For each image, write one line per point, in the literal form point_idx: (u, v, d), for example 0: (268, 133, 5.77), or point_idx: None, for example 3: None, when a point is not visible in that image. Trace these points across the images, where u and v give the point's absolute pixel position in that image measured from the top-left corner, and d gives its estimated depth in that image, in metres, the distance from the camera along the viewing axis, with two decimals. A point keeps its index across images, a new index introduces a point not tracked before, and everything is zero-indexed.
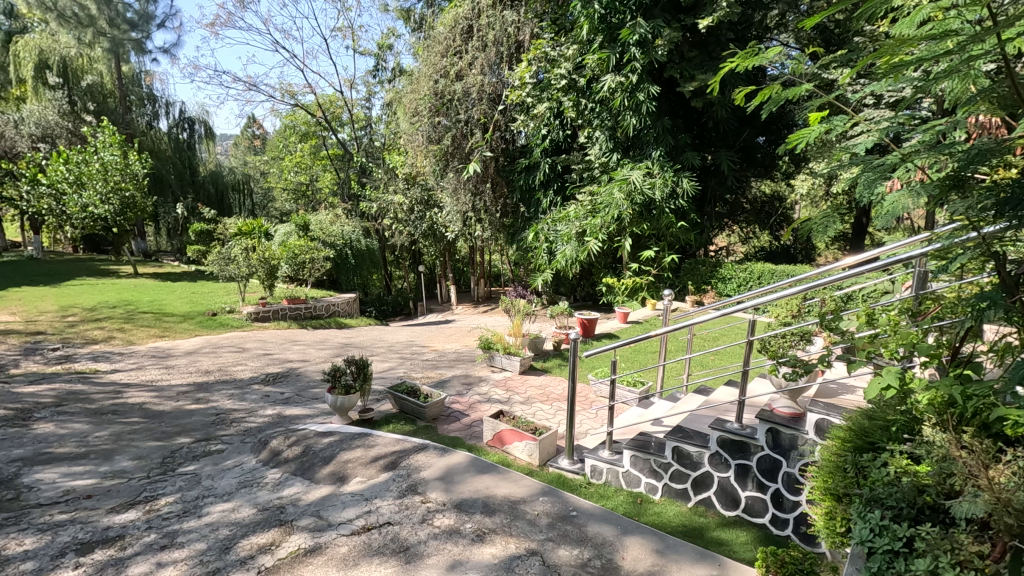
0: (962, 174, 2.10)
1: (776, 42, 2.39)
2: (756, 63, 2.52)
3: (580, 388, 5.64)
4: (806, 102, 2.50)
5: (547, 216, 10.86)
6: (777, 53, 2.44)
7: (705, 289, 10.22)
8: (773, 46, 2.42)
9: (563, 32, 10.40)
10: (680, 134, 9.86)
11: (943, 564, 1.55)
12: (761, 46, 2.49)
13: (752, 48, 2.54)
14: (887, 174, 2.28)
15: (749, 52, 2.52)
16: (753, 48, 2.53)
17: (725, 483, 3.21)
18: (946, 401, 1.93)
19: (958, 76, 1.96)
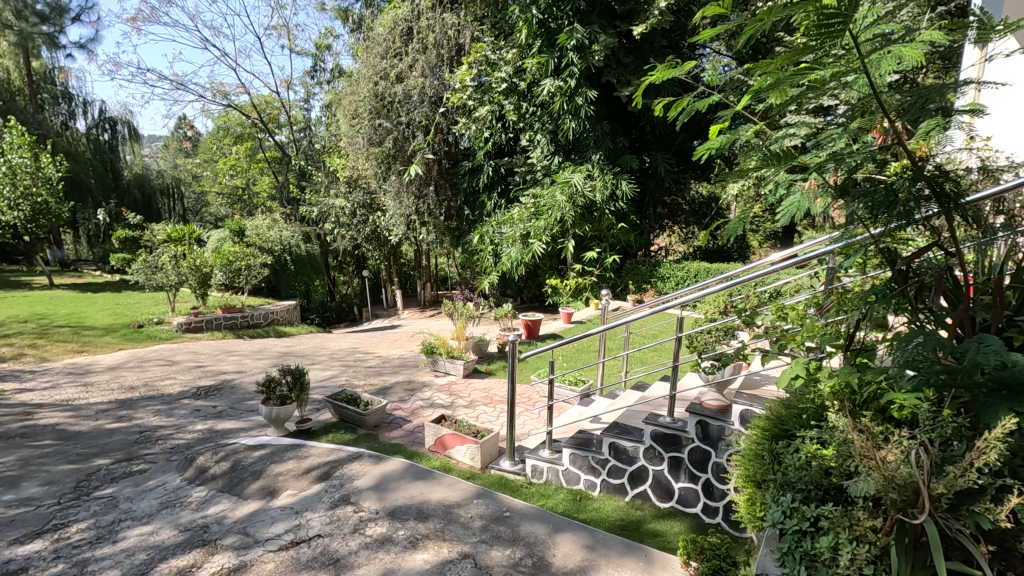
0: (851, 180, 2.28)
1: (687, 54, 2.49)
2: (671, 75, 2.61)
3: (523, 388, 5.71)
4: (718, 112, 2.61)
5: (492, 219, 10.88)
6: (688, 67, 2.56)
7: (645, 289, 10.48)
8: (684, 60, 2.53)
9: (502, 36, 10.53)
10: (618, 138, 10.13)
11: (843, 540, 1.67)
12: (674, 60, 2.58)
13: (667, 59, 2.62)
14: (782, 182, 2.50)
15: (664, 64, 2.60)
16: (667, 61, 2.63)
17: (660, 476, 3.33)
18: (845, 388, 2.08)
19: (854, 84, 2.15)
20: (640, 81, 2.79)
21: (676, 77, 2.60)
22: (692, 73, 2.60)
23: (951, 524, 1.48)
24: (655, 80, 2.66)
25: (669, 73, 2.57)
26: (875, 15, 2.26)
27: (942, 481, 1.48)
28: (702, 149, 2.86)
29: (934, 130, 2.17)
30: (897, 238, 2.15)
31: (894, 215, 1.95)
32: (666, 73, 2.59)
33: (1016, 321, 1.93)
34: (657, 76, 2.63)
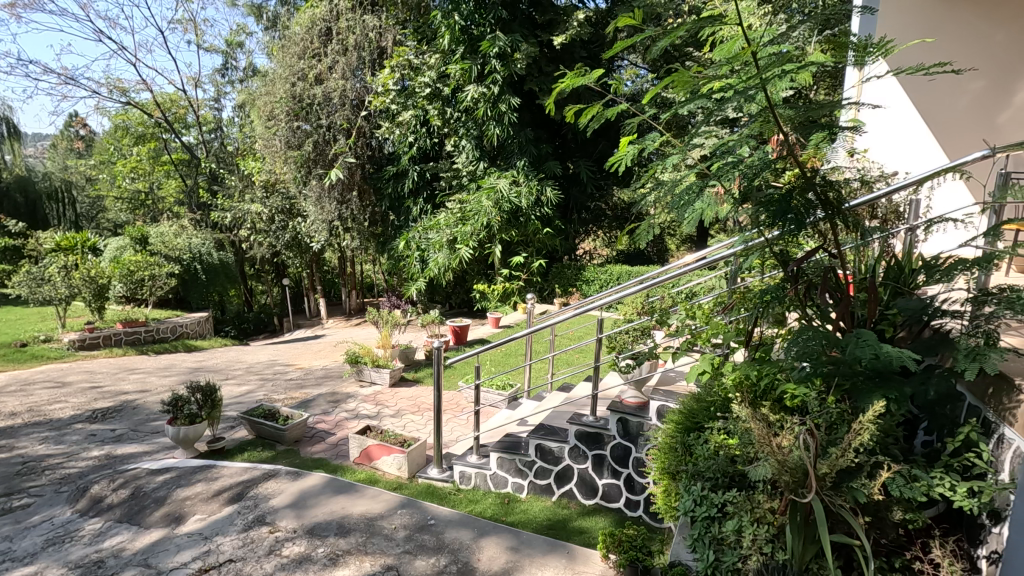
0: (749, 187, 2.45)
1: (597, 62, 2.59)
2: (581, 83, 2.70)
3: (450, 395, 5.68)
4: (627, 121, 2.72)
5: (418, 224, 10.76)
6: (597, 75, 2.65)
7: (571, 292, 10.70)
8: (594, 68, 2.63)
9: (425, 40, 10.50)
10: (542, 145, 10.33)
11: (745, 523, 1.80)
12: (583, 69, 2.68)
13: (578, 68, 2.71)
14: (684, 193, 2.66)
15: (575, 72, 2.69)
16: (577, 70, 2.72)
17: (584, 473, 3.42)
18: (746, 381, 2.23)
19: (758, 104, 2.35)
20: (552, 87, 2.86)
21: (586, 85, 2.69)
22: (601, 82, 2.70)
23: (834, 500, 1.63)
24: (566, 86, 2.74)
25: (578, 80, 2.66)
26: (773, 34, 2.44)
27: (826, 462, 1.64)
28: (612, 157, 2.97)
29: (824, 141, 2.41)
30: (789, 242, 2.35)
31: (787, 221, 2.12)
32: (575, 80, 2.68)
33: (887, 315, 2.17)
34: (567, 83, 2.71)
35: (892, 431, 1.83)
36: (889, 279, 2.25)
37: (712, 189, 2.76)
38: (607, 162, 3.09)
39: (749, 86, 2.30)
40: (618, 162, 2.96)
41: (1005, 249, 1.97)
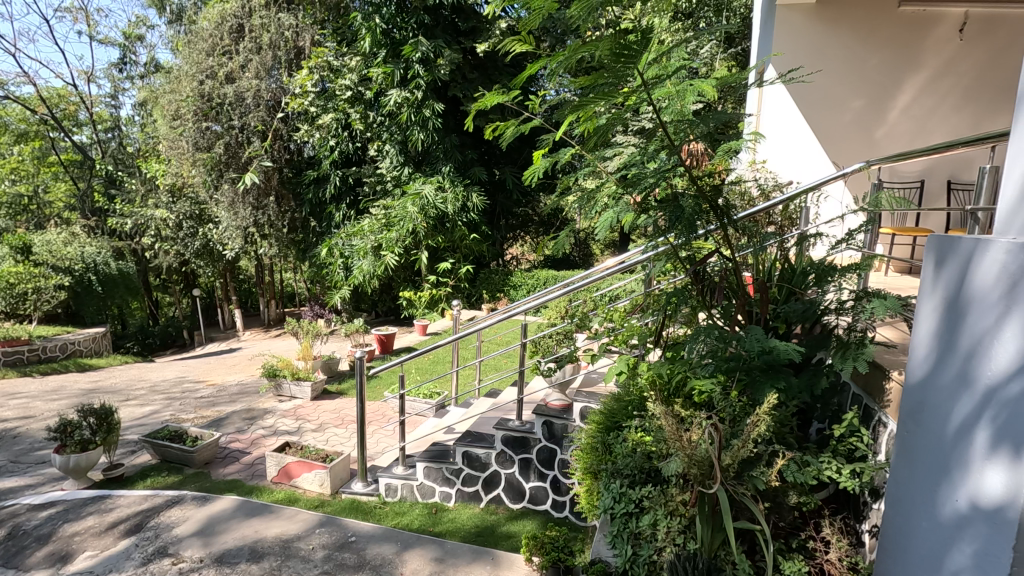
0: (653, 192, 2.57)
1: (513, 81, 2.64)
2: (499, 101, 2.73)
3: (376, 405, 5.54)
4: (540, 137, 2.77)
5: (341, 231, 10.42)
6: (513, 95, 2.70)
7: (499, 297, 10.64)
8: (511, 86, 2.67)
9: (345, 42, 10.25)
10: (467, 151, 10.32)
11: (660, 516, 1.89)
12: (501, 88, 2.72)
13: (494, 85, 2.74)
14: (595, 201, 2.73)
15: (492, 90, 2.71)
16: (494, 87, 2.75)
17: (512, 478, 3.44)
18: (659, 380, 2.35)
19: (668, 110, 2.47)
20: (470, 105, 2.87)
21: (503, 102, 2.73)
22: (518, 100, 2.75)
23: (737, 489, 1.75)
24: (483, 104, 2.77)
25: (496, 99, 2.69)
26: (683, 50, 2.58)
27: (729, 453, 1.75)
28: (526, 171, 3.01)
29: (728, 153, 2.59)
30: (693, 247, 2.49)
31: (682, 227, 2.26)
32: (494, 98, 2.70)
33: (779, 314, 2.36)
34: (485, 102, 2.74)
35: (786, 422, 1.99)
36: (784, 281, 2.44)
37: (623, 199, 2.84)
38: (522, 177, 3.14)
39: (635, 83, 2.42)
40: (532, 175, 3.01)
41: (878, 253, 2.21)
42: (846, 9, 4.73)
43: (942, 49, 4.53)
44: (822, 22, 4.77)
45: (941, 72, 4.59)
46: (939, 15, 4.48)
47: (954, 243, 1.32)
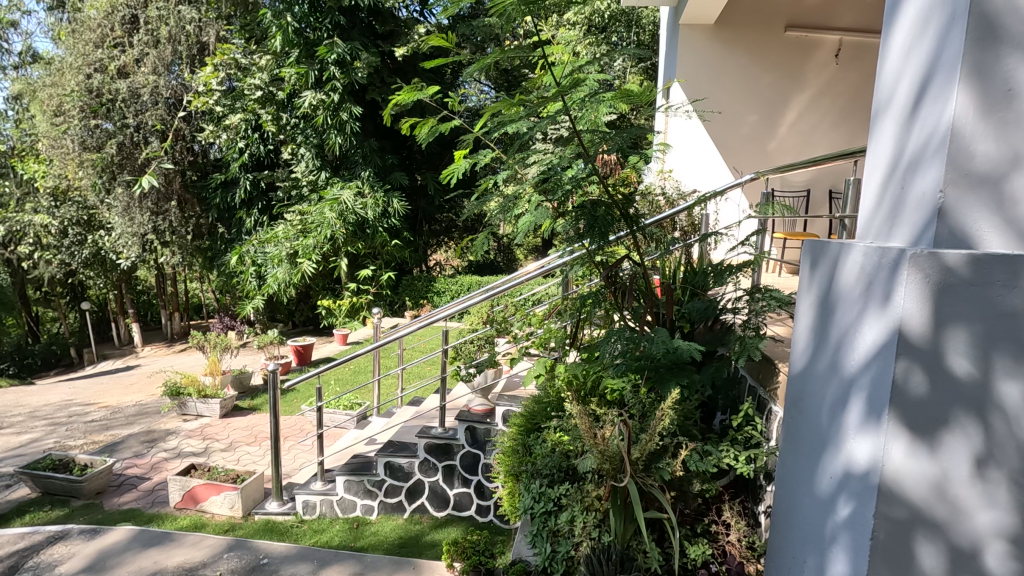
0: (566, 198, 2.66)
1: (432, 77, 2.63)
2: (417, 97, 2.71)
3: (292, 420, 5.30)
4: (460, 137, 2.78)
5: (253, 237, 9.87)
6: (432, 92, 2.70)
7: (422, 304, 10.49)
8: (429, 83, 2.66)
9: (254, 39, 9.78)
10: (387, 155, 10.13)
11: (577, 512, 1.96)
12: (420, 84, 2.70)
13: (413, 80, 2.72)
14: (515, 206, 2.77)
15: (411, 84, 2.69)
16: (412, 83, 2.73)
17: (435, 486, 3.42)
18: (574, 380, 2.43)
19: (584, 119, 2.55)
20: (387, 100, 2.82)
21: (421, 99, 2.71)
22: (436, 97, 2.74)
23: (646, 481, 1.85)
24: (401, 99, 2.74)
25: (415, 94, 2.67)
26: (598, 65, 2.67)
27: (638, 448, 1.85)
28: (446, 171, 2.99)
29: (639, 163, 2.74)
30: (605, 252, 2.60)
31: (596, 234, 2.36)
32: (412, 94, 2.68)
33: (684, 313, 2.52)
34: (403, 96, 2.71)
35: (689, 415, 2.13)
36: (687, 283, 2.61)
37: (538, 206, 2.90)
38: (442, 177, 3.12)
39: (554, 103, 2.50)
40: (452, 176, 3.00)
41: (768, 255, 2.42)
42: (741, 32, 5.13)
43: (823, 71, 5.09)
44: (721, 40, 5.14)
45: (822, 92, 5.12)
46: (818, 41, 5.03)
47: (826, 246, 1.48)
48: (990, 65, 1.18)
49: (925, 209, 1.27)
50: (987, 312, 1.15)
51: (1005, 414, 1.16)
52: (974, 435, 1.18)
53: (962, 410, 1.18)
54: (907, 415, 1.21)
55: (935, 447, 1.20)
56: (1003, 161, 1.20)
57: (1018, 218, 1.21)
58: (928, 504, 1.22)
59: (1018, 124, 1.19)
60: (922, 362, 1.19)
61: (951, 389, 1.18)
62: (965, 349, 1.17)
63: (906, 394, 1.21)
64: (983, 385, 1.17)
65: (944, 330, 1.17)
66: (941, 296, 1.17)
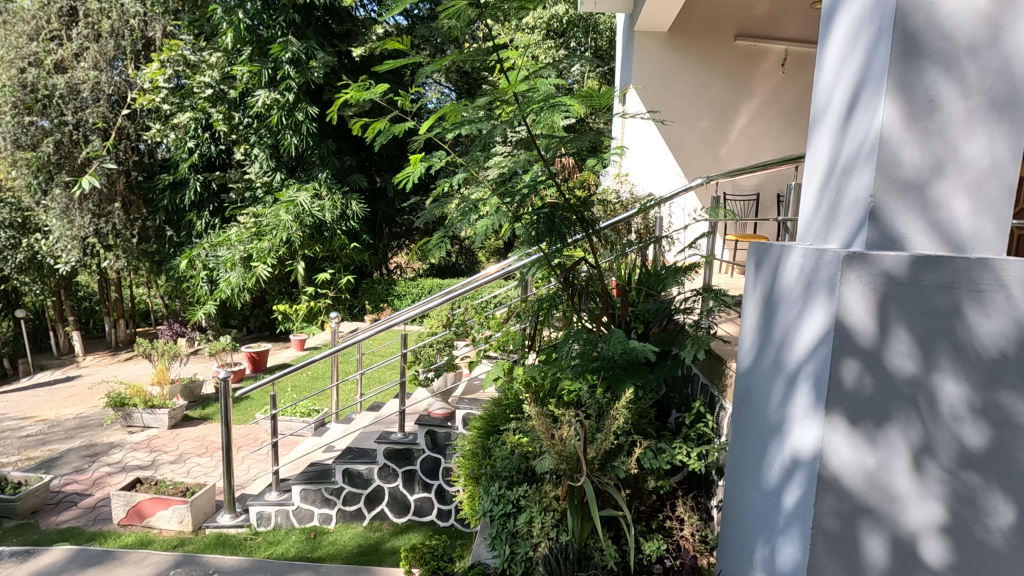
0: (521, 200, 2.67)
1: (382, 78, 2.59)
2: (367, 97, 2.67)
3: (246, 429, 5.14)
4: (413, 139, 2.76)
5: (203, 241, 9.53)
6: (381, 91, 2.66)
7: (382, 307, 10.36)
8: (379, 83, 2.62)
9: (203, 36, 9.46)
10: (345, 157, 9.97)
11: (535, 513, 1.97)
12: (370, 84, 2.65)
13: (362, 81, 2.68)
14: (471, 210, 2.76)
15: (359, 85, 2.65)
16: (361, 83, 2.69)
17: (395, 492, 3.38)
18: (531, 382, 2.46)
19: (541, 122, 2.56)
20: (336, 100, 2.77)
21: (371, 99, 2.67)
22: (386, 98, 2.70)
23: (602, 480, 1.88)
24: (351, 98, 2.69)
25: (365, 94, 2.63)
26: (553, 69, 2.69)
27: (593, 447, 1.88)
28: (399, 175, 2.96)
29: (594, 167, 2.78)
30: (561, 255, 2.63)
31: (551, 237, 2.38)
32: (361, 94, 2.64)
33: (638, 314, 2.58)
34: (352, 96, 2.66)
35: (644, 413, 2.18)
36: (641, 284, 2.67)
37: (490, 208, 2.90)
38: (396, 181, 3.09)
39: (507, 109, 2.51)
40: (407, 179, 2.97)
41: (717, 257, 2.50)
42: (692, 41, 5.28)
43: (770, 80, 5.32)
44: (673, 47, 5.28)
45: (769, 100, 5.35)
46: (764, 51, 5.25)
47: (769, 248, 1.55)
48: (913, 78, 1.25)
49: (858, 213, 1.33)
50: (922, 311, 1.23)
51: (940, 410, 1.24)
52: (911, 430, 1.26)
53: (901, 407, 1.25)
54: (850, 410, 1.28)
55: (875, 442, 1.27)
56: (926, 168, 1.28)
57: (939, 221, 1.29)
58: (867, 495, 1.29)
59: (939, 134, 1.27)
60: (864, 360, 1.26)
61: (891, 386, 1.25)
62: (904, 347, 1.24)
63: (849, 390, 1.27)
64: (920, 382, 1.24)
65: (882, 327, 1.24)
66: (882, 296, 1.24)
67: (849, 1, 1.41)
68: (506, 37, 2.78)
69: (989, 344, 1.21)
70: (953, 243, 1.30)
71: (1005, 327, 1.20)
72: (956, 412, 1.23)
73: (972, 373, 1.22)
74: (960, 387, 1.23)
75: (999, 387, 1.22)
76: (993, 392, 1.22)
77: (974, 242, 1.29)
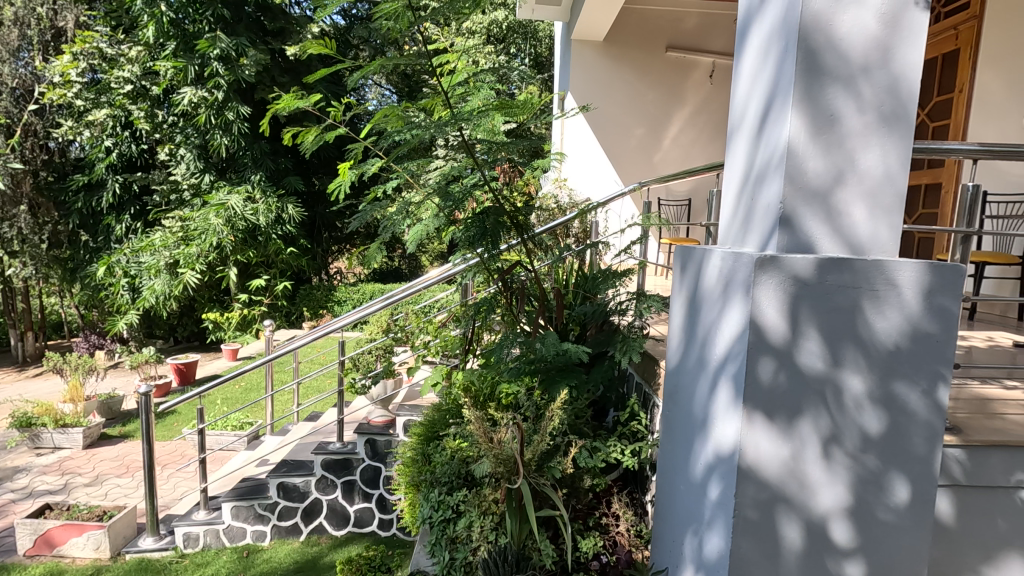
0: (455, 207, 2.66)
1: (312, 85, 2.52)
2: (298, 106, 2.59)
3: (172, 446, 4.86)
4: (347, 147, 2.70)
5: (123, 246, 8.89)
6: (314, 98, 2.59)
7: (321, 314, 10.06)
8: (310, 91, 2.54)
9: (122, 28, 8.91)
10: (281, 159, 9.64)
11: (474, 518, 1.98)
12: (300, 91, 2.58)
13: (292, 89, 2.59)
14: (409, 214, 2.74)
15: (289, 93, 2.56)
16: (292, 91, 2.61)
17: (334, 504, 3.29)
18: (468, 388, 2.47)
19: (482, 129, 2.55)
20: (266, 108, 2.67)
21: (303, 107, 2.60)
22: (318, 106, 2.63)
23: (539, 480, 1.90)
24: (281, 107, 2.59)
25: (295, 102, 2.55)
26: (491, 76, 2.70)
27: (530, 449, 1.91)
28: (330, 183, 2.90)
29: (536, 172, 2.82)
30: (498, 261, 2.65)
31: (486, 243, 2.39)
32: (292, 102, 2.55)
33: (574, 317, 2.64)
34: (282, 105, 2.56)
35: (580, 413, 2.24)
36: (578, 288, 2.74)
37: (425, 216, 2.87)
38: (328, 189, 3.02)
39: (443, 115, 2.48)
40: (338, 187, 2.92)
41: (648, 260, 2.60)
42: (627, 51, 5.46)
43: (699, 90, 5.58)
44: (607, 57, 5.45)
45: (698, 109, 5.61)
46: (694, 63, 5.52)
47: (692, 251, 1.62)
48: (816, 94, 1.35)
49: (771, 218, 1.42)
50: (826, 308, 1.32)
51: (846, 402, 1.35)
52: (820, 421, 1.35)
53: (812, 400, 1.34)
54: (768, 406, 1.34)
55: (791, 434, 1.35)
56: (829, 177, 1.39)
57: (841, 226, 1.40)
58: (784, 484, 1.36)
59: (840, 146, 1.38)
60: (778, 358, 1.33)
61: (802, 381, 1.34)
62: (814, 345, 1.33)
63: (767, 388, 1.34)
64: (828, 377, 1.34)
65: (793, 323, 1.32)
66: (792, 296, 1.32)
67: (760, 20, 1.50)
68: (443, 42, 2.77)
69: (886, 338, 1.33)
70: (854, 247, 1.40)
71: (896, 323, 1.32)
72: (855, 400, 1.34)
73: (871, 365, 1.33)
74: (860, 378, 1.34)
75: (894, 377, 1.34)
76: (889, 383, 1.34)
77: (871, 244, 1.41)
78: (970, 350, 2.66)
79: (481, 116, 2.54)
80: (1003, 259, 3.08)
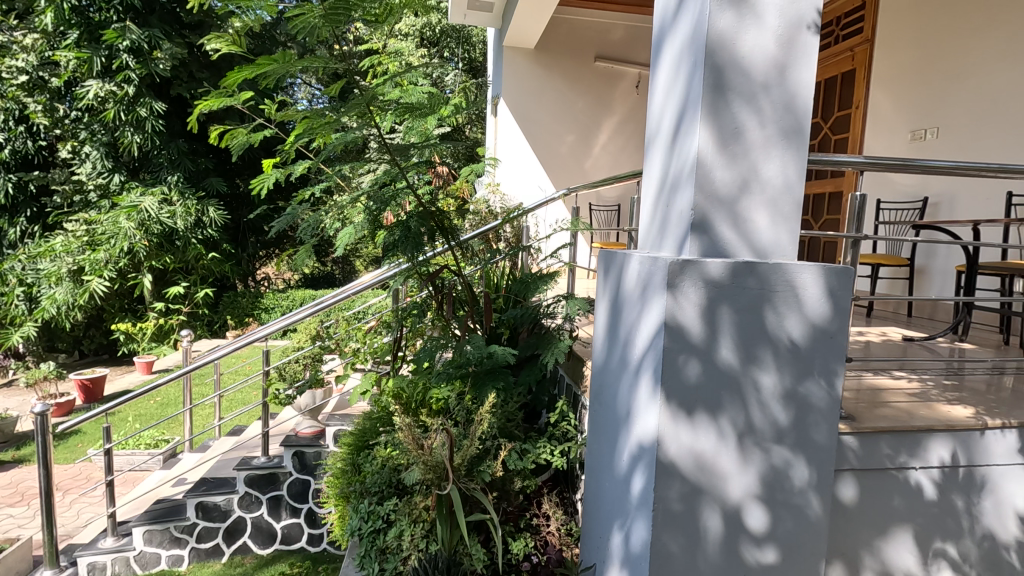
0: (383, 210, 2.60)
1: (242, 82, 2.38)
2: (226, 103, 2.44)
3: (76, 469, 4.46)
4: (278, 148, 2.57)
5: (17, 252, 8.08)
6: (242, 97, 2.47)
7: (247, 323, 9.55)
8: (238, 88, 2.40)
9: (14, 14, 8.18)
10: (200, 159, 9.14)
11: (404, 526, 1.95)
12: (227, 86, 2.43)
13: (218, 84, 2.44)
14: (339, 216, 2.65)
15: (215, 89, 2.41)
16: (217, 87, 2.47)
17: (259, 521, 3.16)
18: (397, 395, 2.42)
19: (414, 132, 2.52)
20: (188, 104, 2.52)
21: (231, 105, 2.45)
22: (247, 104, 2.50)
23: (469, 485, 1.90)
24: (207, 104, 2.44)
25: (220, 100, 2.41)
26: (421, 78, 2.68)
27: (460, 454, 1.91)
28: (254, 184, 2.76)
29: (468, 176, 2.82)
30: (429, 265, 2.62)
31: (410, 246, 2.33)
32: (217, 100, 2.42)
33: (505, 321, 2.66)
34: (207, 102, 2.42)
35: (511, 416, 2.25)
36: (509, 292, 2.77)
37: (354, 220, 2.79)
38: (253, 190, 2.88)
39: (369, 117, 2.43)
40: (264, 188, 2.79)
41: (576, 264, 2.66)
42: (559, 60, 5.57)
43: (627, 99, 5.79)
44: (539, 66, 5.55)
45: (626, 118, 5.81)
46: (622, 74, 5.73)
47: (615, 255, 1.69)
48: (721, 107, 1.44)
49: (684, 224, 1.50)
50: (738, 309, 1.41)
51: (758, 396, 1.44)
52: (735, 416, 1.44)
53: (727, 395, 1.43)
54: (688, 402, 1.42)
55: (710, 428, 1.43)
56: (735, 185, 1.48)
57: (746, 231, 1.50)
58: (702, 476, 1.44)
59: (744, 156, 1.48)
60: (697, 356, 1.41)
61: (719, 378, 1.42)
62: (728, 344, 1.41)
63: (687, 384, 1.41)
64: (742, 374, 1.43)
65: (710, 322, 1.40)
66: (707, 297, 1.40)
67: (672, 36, 1.59)
68: (370, 43, 2.72)
69: (792, 337, 1.44)
70: (759, 251, 1.51)
71: (801, 323, 1.43)
72: (767, 394, 1.44)
73: (780, 362, 1.44)
74: (770, 374, 1.43)
75: (801, 373, 1.45)
76: (796, 378, 1.45)
77: (773, 249, 1.51)
78: (868, 345, 2.90)
79: (411, 118, 2.50)
80: (893, 261, 3.40)
